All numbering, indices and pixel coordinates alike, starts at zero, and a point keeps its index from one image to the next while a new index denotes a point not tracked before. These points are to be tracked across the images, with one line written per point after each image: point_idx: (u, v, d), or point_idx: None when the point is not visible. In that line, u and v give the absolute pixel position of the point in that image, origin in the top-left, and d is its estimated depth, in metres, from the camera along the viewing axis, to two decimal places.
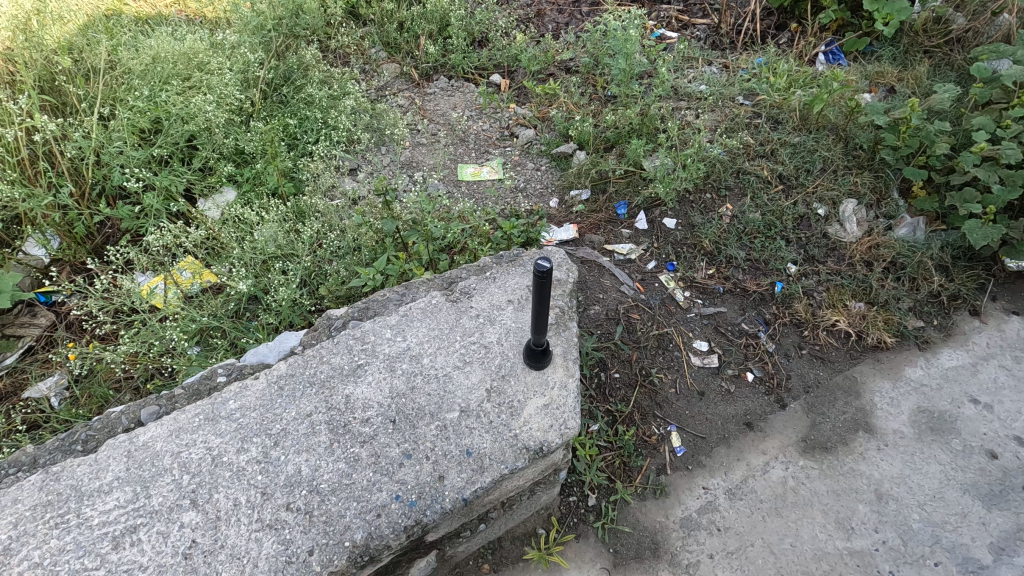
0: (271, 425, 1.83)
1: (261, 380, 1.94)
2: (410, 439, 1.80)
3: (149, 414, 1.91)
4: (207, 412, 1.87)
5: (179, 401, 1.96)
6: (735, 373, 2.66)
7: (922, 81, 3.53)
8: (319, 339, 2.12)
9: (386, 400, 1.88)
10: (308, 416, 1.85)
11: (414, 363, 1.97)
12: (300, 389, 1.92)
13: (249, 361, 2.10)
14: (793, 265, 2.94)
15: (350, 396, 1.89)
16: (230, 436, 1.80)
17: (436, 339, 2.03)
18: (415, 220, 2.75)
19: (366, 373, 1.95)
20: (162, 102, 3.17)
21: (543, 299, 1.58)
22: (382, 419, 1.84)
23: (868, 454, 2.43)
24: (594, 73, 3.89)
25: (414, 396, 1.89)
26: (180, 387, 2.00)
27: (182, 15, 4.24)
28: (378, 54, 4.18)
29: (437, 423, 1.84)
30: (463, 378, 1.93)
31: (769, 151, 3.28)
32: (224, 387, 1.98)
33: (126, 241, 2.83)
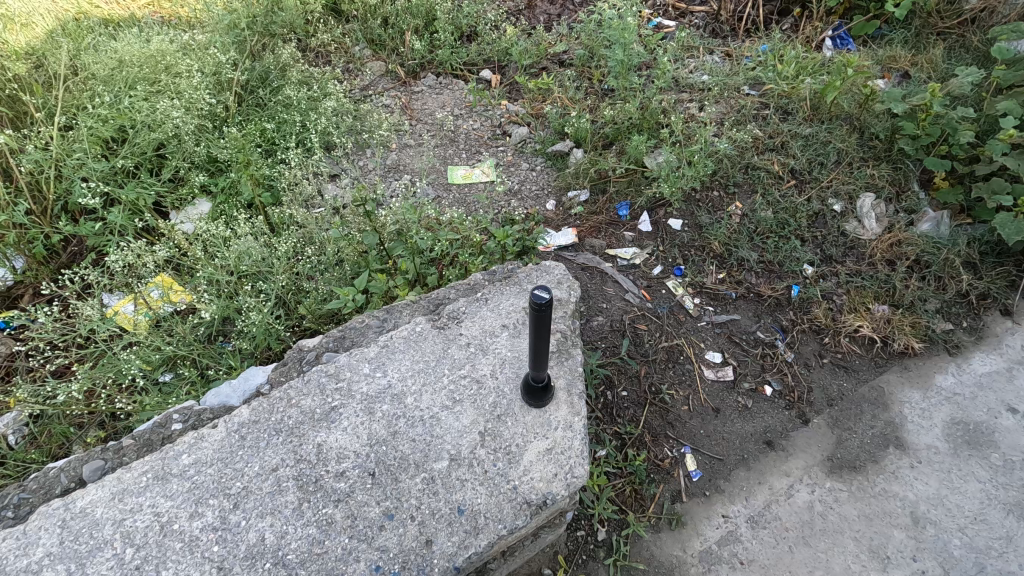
0: (230, 483, 1.64)
1: (220, 429, 1.75)
2: (391, 497, 1.63)
3: (92, 470, 1.72)
4: (157, 469, 1.67)
5: (127, 454, 1.77)
6: (753, 387, 2.45)
7: (939, 64, 3.31)
8: (289, 376, 1.94)
9: (363, 449, 1.71)
10: (274, 470, 1.66)
11: (396, 404, 1.80)
12: (265, 438, 1.73)
13: (209, 404, 1.91)
14: (810, 266, 2.74)
15: (322, 445, 1.71)
16: (182, 498, 1.61)
17: (422, 374, 1.87)
18: (400, 230, 2.54)
19: (341, 418, 1.77)
20: (126, 108, 2.95)
21: (542, 335, 1.40)
22: (359, 472, 1.66)
23: (900, 473, 2.23)
24: (590, 66, 3.67)
25: (396, 443, 1.72)
26: (130, 436, 1.80)
27: (156, 16, 4.00)
28: (362, 52, 3.96)
29: (423, 475, 1.67)
30: (453, 420, 1.76)
31: (779, 144, 3.06)
32: (178, 437, 1.79)
33: (87, 261, 2.59)
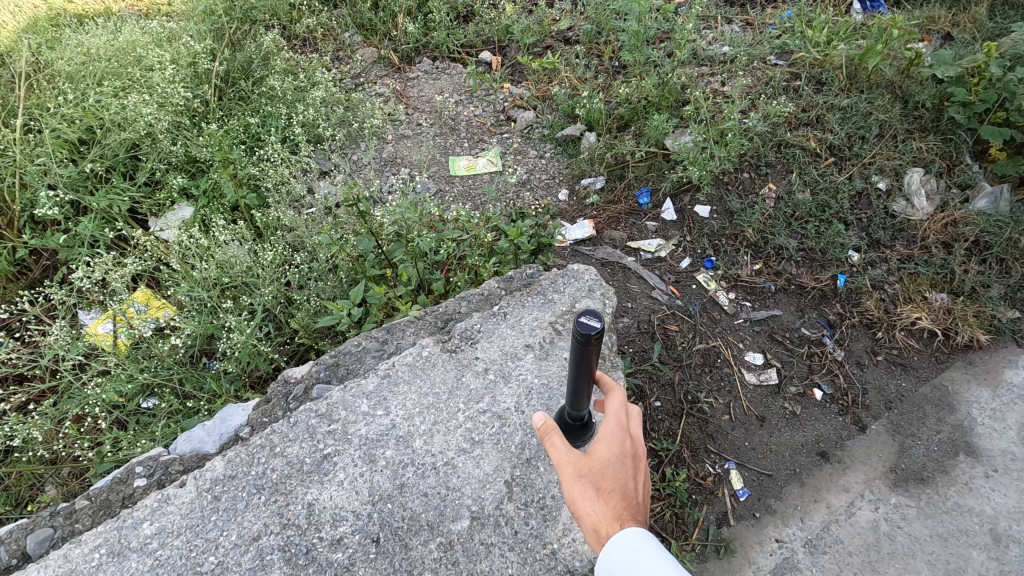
0: (202, 559, 1.41)
1: (188, 488, 1.51)
2: (400, 568, 1.41)
3: (38, 542, 1.47)
4: (113, 542, 1.43)
5: (81, 520, 1.51)
6: (800, 391, 2.19)
7: (985, 23, 3.00)
8: (275, 416, 1.70)
9: (364, 509, 1.48)
10: (255, 539, 1.44)
11: (403, 448, 1.58)
12: (244, 498, 1.50)
13: (179, 452, 1.65)
14: (855, 253, 2.47)
15: (313, 504, 1.49)
16: None
17: (432, 409, 1.66)
18: (400, 231, 2.29)
19: (335, 469, 1.55)
20: (93, 106, 2.69)
21: (586, 366, 1.25)
22: (359, 538, 1.44)
23: (974, 484, 1.97)
24: (598, 42, 3.37)
25: (404, 499, 1.50)
26: (84, 497, 1.55)
27: (132, 8, 3.72)
28: (352, 38, 3.67)
29: (439, 539, 1.45)
30: (472, 467, 1.56)
31: (814, 118, 2.78)
32: (142, 497, 1.54)
33: (56, 278, 2.35)
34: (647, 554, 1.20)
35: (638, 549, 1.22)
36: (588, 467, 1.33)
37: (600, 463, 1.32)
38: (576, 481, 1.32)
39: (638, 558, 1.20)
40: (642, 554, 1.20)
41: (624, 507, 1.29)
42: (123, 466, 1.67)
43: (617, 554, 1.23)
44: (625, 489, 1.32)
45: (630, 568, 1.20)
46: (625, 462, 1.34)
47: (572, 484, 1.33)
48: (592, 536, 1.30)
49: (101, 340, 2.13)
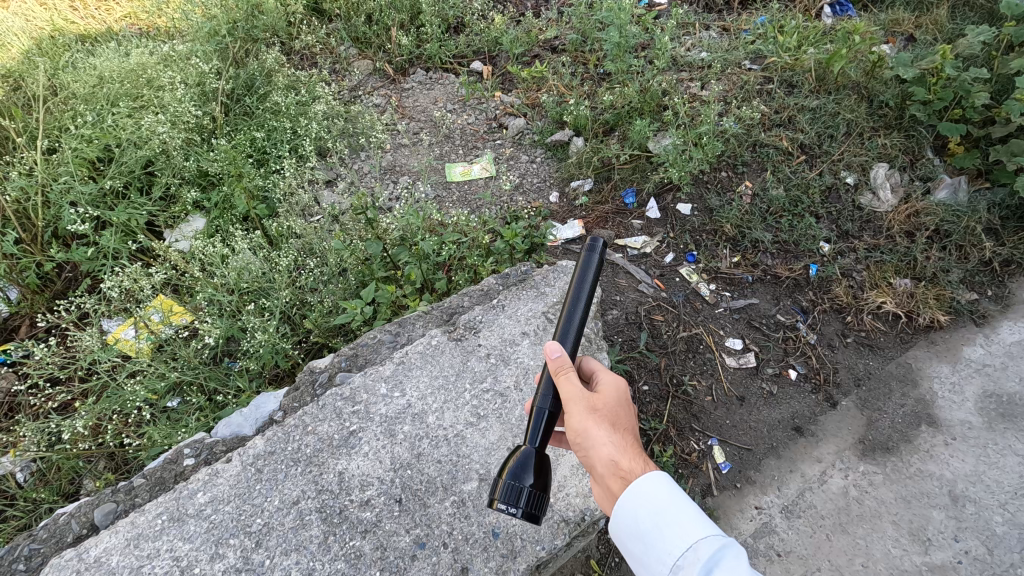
0: (251, 520, 1.59)
1: (234, 463, 1.69)
2: (422, 523, 1.59)
3: (104, 515, 1.64)
4: (172, 510, 1.60)
5: (140, 494, 1.69)
6: (777, 372, 2.38)
7: (945, 25, 3.20)
8: (303, 401, 1.87)
9: (387, 475, 1.67)
10: (295, 503, 1.62)
11: (418, 424, 1.77)
12: (283, 469, 1.68)
13: (221, 436, 1.83)
14: (826, 244, 2.67)
15: (343, 473, 1.67)
16: (201, 540, 1.55)
17: (442, 391, 1.84)
18: (404, 236, 2.48)
19: (360, 443, 1.73)
20: (110, 127, 2.85)
21: (590, 290, 1.50)
22: (385, 499, 1.63)
23: (935, 451, 2.17)
24: (583, 51, 3.56)
25: (421, 466, 1.69)
26: (141, 475, 1.72)
27: (135, 29, 3.89)
28: (348, 52, 3.84)
29: (453, 498, 1.64)
30: (479, 437, 1.74)
31: (786, 119, 2.97)
32: (192, 474, 1.72)
33: (82, 289, 2.52)
34: (675, 508, 1.23)
35: (668, 503, 1.24)
36: (600, 401, 1.43)
37: (609, 401, 1.45)
38: (593, 412, 1.39)
39: (668, 512, 1.22)
40: (672, 508, 1.23)
41: (636, 445, 1.39)
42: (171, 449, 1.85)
43: (644, 504, 1.25)
44: (631, 432, 1.43)
45: (660, 522, 1.22)
46: (628, 407, 1.48)
47: (588, 416, 1.39)
48: (609, 468, 1.33)
49: (124, 345, 2.29)
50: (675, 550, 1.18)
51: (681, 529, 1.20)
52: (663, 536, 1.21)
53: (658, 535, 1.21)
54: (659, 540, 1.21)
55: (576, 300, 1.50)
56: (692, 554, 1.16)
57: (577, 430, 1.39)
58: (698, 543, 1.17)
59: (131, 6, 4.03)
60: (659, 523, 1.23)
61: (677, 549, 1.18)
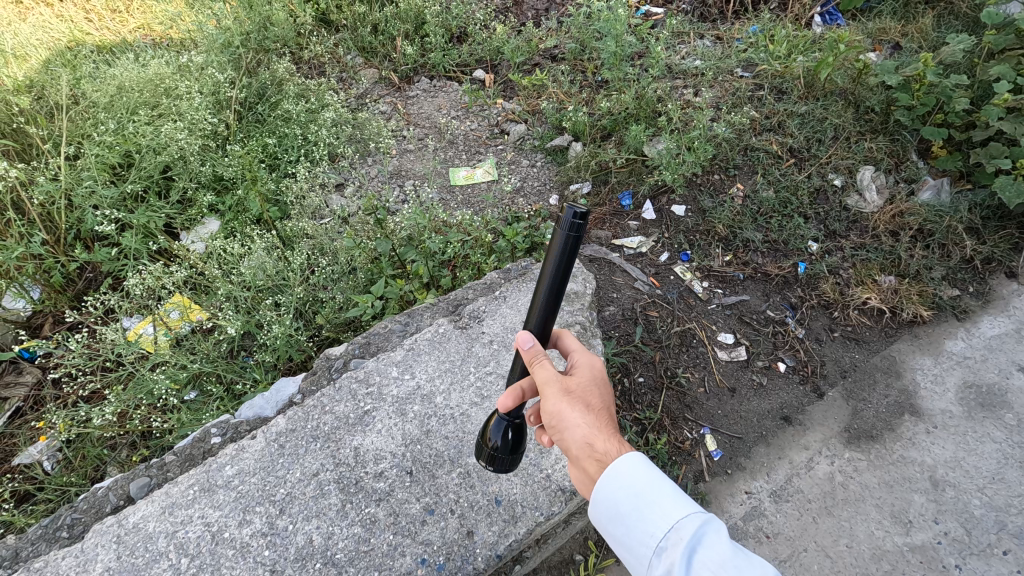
0: (275, 490, 1.73)
1: (259, 440, 1.84)
2: (431, 492, 1.72)
3: (139, 487, 1.82)
4: (202, 481, 1.75)
5: (171, 469, 1.87)
6: (766, 364, 2.49)
7: (930, 33, 3.33)
8: (320, 384, 2.03)
9: (399, 449, 1.80)
10: (315, 475, 1.76)
11: (427, 404, 1.90)
12: (303, 445, 1.82)
13: (244, 416, 2.00)
14: (814, 243, 2.79)
15: (359, 448, 1.81)
16: (229, 508, 1.70)
17: (448, 374, 1.97)
18: (411, 236, 2.62)
19: (374, 421, 1.86)
20: (131, 134, 3.00)
21: (562, 270, 1.33)
22: (397, 471, 1.76)
23: (917, 438, 2.27)
24: (582, 59, 3.69)
25: (430, 441, 1.81)
26: (171, 452, 1.90)
27: (149, 40, 4.04)
28: (355, 60, 3.98)
29: (459, 470, 1.76)
30: (482, 415, 1.87)
31: (776, 124, 3.10)
32: (219, 450, 1.89)
33: (105, 287, 2.65)
34: (656, 488, 1.21)
35: (648, 482, 1.22)
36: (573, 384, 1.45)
37: (582, 383, 1.46)
38: (565, 395, 1.41)
39: (647, 492, 1.20)
40: (652, 488, 1.20)
41: (610, 424, 1.40)
42: (199, 430, 2.03)
43: (624, 485, 1.23)
44: (607, 413, 1.43)
45: (641, 503, 1.20)
46: (604, 388, 1.49)
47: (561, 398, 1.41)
48: (583, 449, 1.34)
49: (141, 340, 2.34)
50: (657, 530, 1.16)
51: (662, 508, 1.17)
52: (643, 519, 1.18)
53: (638, 518, 1.19)
54: (641, 521, 1.18)
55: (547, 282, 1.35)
56: (675, 534, 1.13)
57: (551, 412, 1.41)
58: (680, 522, 1.14)
59: (145, 18, 4.18)
60: (640, 504, 1.20)
61: (659, 530, 1.15)
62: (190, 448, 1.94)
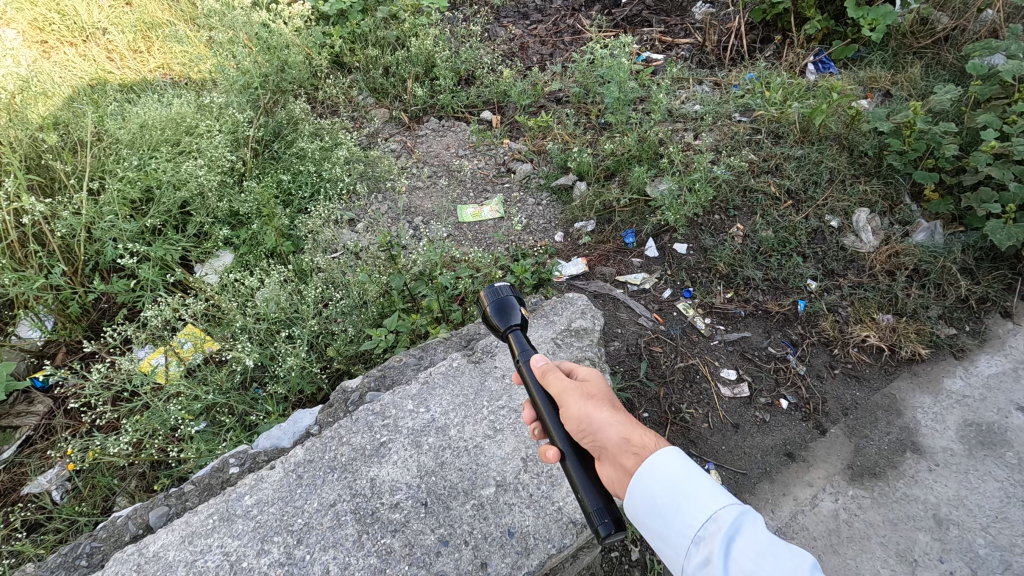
0: (292, 520, 1.76)
1: (277, 470, 1.88)
2: (445, 523, 1.74)
3: (158, 517, 1.86)
4: (222, 511, 1.78)
5: (190, 498, 1.92)
6: (769, 402, 2.53)
7: (918, 82, 3.49)
8: (336, 416, 2.10)
9: (414, 481, 1.83)
10: (332, 505, 1.78)
11: (441, 436, 1.94)
12: (321, 475, 1.86)
13: (262, 447, 2.06)
14: (813, 281, 2.86)
15: (375, 479, 1.84)
16: (248, 537, 1.72)
17: (462, 407, 2.01)
18: (422, 271, 2.72)
19: (390, 452, 1.90)
20: (152, 170, 3.10)
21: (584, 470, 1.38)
22: (412, 502, 1.78)
23: (920, 476, 2.30)
24: (586, 102, 3.84)
25: (444, 473, 1.85)
26: (190, 482, 1.95)
27: (168, 79, 4.21)
28: (366, 100, 4.14)
29: (472, 501, 1.79)
30: (495, 448, 1.91)
31: (774, 166, 3.21)
32: (237, 480, 1.93)
33: (121, 318, 2.71)
34: (691, 479, 1.23)
35: (683, 474, 1.24)
36: (593, 391, 1.50)
37: (597, 391, 1.52)
38: (587, 400, 1.45)
39: (684, 485, 1.23)
40: (688, 478, 1.23)
41: (638, 421, 1.43)
42: (218, 460, 2.08)
43: (661, 478, 1.25)
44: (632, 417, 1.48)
45: (677, 495, 1.22)
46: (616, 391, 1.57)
47: (585, 403, 1.45)
48: (622, 444, 1.35)
49: (156, 372, 2.36)
50: (695, 522, 1.18)
51: (700, 500, 1.19)
52: (680, 509, 1.21)
53: (675, 507, 1.21)
54: (678, 513, 1.20)
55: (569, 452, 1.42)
56: (713, 524, 1.16)
57: (579, 419, 1.43)
58: (717, 512, 1.17)
59: (165, 58, 4.35)
60: (677, 495, 1.22)
61: (696, 520, 1.18)
62: (209, 478, 1.99)
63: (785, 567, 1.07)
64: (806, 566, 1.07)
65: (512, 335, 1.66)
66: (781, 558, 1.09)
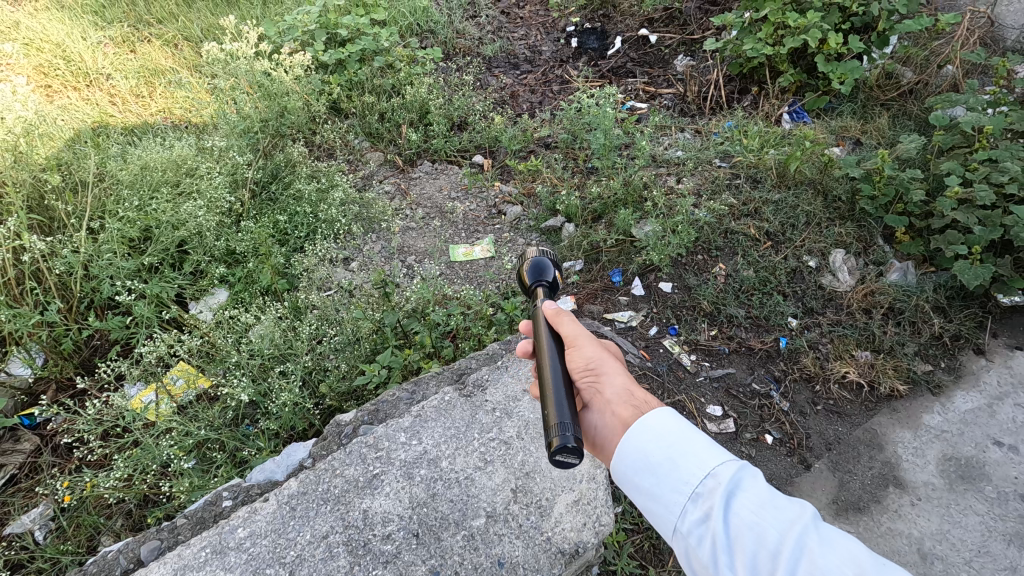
0: (285, 552, 1.77)
1: (271, 502, 1.89)
2: (436, 554, 1.76)
3: (150, 551, 1.87)
4: (214, 543, 1.80)
5: (183, 532, 1.92)
6: (754, 437, 2.58)
7: (886, 132, 3.71)
8: (330, 450, 2.12)
9: (406, 512, 1.85)
10: (324, 537, 1.80)
11: (433, 468, 1.96)
12: (314, 507, 1.87)
13: (255, 480, 2.06)
14: (793, 319, 2.96)
15: (367, 511, 1.85)
16: (241, 570, 1.73)
17: (453, 440, 2.05)
18: (415, 308, 2.80)
19: (383, 484, 1.92)
20: (152, 210, 3.18)
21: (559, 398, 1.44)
22: (404, 533, 1.80)
23: (903, 511, 2.35)
24: (573, 147, 4.00)
25: (436, 504, 1.87)
26: (183, 516, 1.96)
27: (168, 122, 4.34)
28: (361, 144, 4.29)
29: (463, 532, 1.81)
30: (486, 479, 1.93)
31: (753, 210, 3.36)
32: (230, 513, 1.94)
33: (115, 354, 2.74)
34: (686, 437, 1.24)
35: (679, 433, 1.25)
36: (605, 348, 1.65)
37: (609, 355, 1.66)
38: (601, 350, 1.60)
39: (680, 443, 1.24)
40: (685, 436, 1.24)
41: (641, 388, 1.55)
42: (210, 494, 2.08)
43: (656, 436, 1.27)
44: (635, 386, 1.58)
45: (673, 453, 1.23)
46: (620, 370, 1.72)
47: (599, 351, 1.58)
48: (624, 396, 1.45)
49: (147, 409, 2.35)
50: (694, 478, 1.18)
51: (698, 457, 1.20)
52: (677, 466, 1.21)
53: (672, 464, 1.22)
54: (675, 471, 1.21)
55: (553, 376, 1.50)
56: (712, 480, 1.17)
57: (591, 362, 1.56)
58: (716, 468, 1.18)
59: (166, 102, 4.50)
60: (674, 453, 1.23)
61: (695, 477, 1.18)
62: (201, 511, 1.99)
63: (787, 520, 1.10)
64: (807, 515, 1.10)
65: (540, 289, 1.77)
66: (781, 511, 1.12)
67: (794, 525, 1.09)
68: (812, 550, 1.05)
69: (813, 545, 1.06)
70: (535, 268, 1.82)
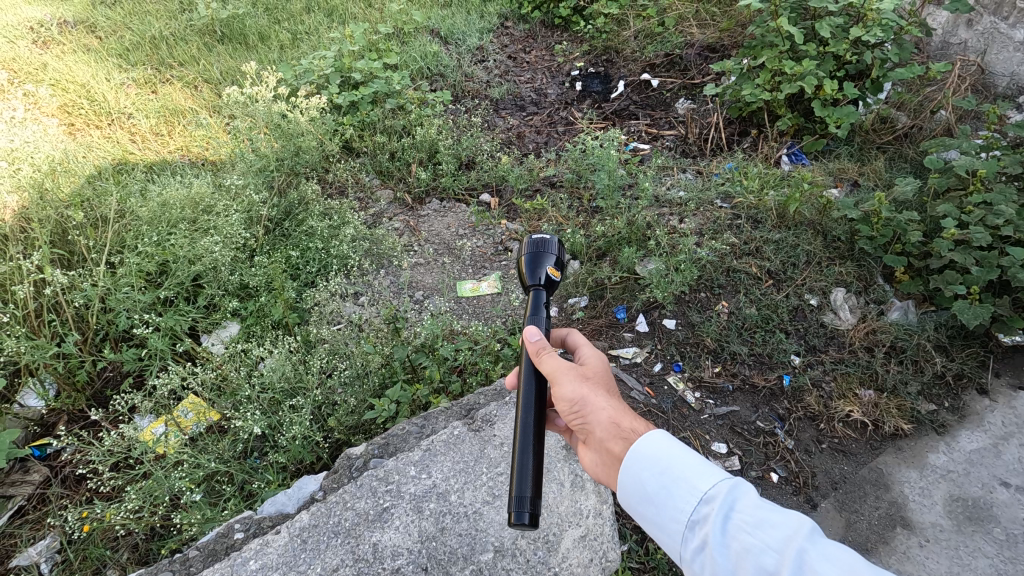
0: None
1: (283, 534, 1.93)
2: None
3: None
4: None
5: (195, 564, 1.95)
6: (760, 476, 2.58)
7: (883, 174, 3.82)
8: (341, 483, 2.13)
9: (415, 546, 1.88)
10: (335, 570, 1.84)
11: (442, 501, 1.99)
12: (325, 540, 1.91)
13: (266, 512, 2.09)
14: (796, 356, 2.99)
15: (377, 544, 1.89)
16: None
17: (462, 474, 2.07)
18: (424, 343, 2.85)
19: (393, 518, 1.95)
20: (170, 245, 3.28)
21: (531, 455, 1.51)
22: (413, 567, 1.84)
23: (911, 552, 2.34)
24: (578, 186, 4.12)
25: (444, 538, 1.90)
26: (195, 548, 1.98)
27: (187, 160, 4.51)
28: (372, 181, 4.43)
29: (471, 567, 1.83)
30: (494, 514, 1.95)
31: (754, 248, 3.43)
32: (242, 545, 1.96)
33: (128, 387, 2.79)
34: (679, 461, 1.30)
35: (672, 458, 1.31)
36: (587, 372, 1.64)
37: (593, 376, 1.66)
38: (583, 381, 1.59)
39: (673, 469, 1.29)
40: (677, 462, 1.29)
41: (629, 407, 1.57)
42: (222, 526, 2.11)
43: (651, 465, 1.33)
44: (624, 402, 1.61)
45: (668, 480, 1.28)
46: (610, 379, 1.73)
47: (580, 383, 1.58)
48: (609, 430, 1.50)
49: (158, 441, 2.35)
50: (690, 504, 1.23)
51: (691, 482, 1.25)
52: (673, 494, 1.27)
53: (667, 491, 1.27)
54: (671, 498, 1.26)
55: (525, 430, 1.56)
56: (706, 506, 1.21)
57: (571, 399, 1.57)
58: (710, 491, 1.22)
59: (185, 141, 4.67)
60: (669, 481, 1.28)
61: (690, 503, 1.23)
62: (213, 543, 2.02)
63: (783, 535, 1.11)
64: (805, 527, 1.10)
65: (538, 291, 1.83)
66: (779, 525, 1.13)
67: (791, 542, 1.09)
68: (811, 565, 1.06)
69: (812, 561, 1.06)
70: (532, 263, 1.86)
